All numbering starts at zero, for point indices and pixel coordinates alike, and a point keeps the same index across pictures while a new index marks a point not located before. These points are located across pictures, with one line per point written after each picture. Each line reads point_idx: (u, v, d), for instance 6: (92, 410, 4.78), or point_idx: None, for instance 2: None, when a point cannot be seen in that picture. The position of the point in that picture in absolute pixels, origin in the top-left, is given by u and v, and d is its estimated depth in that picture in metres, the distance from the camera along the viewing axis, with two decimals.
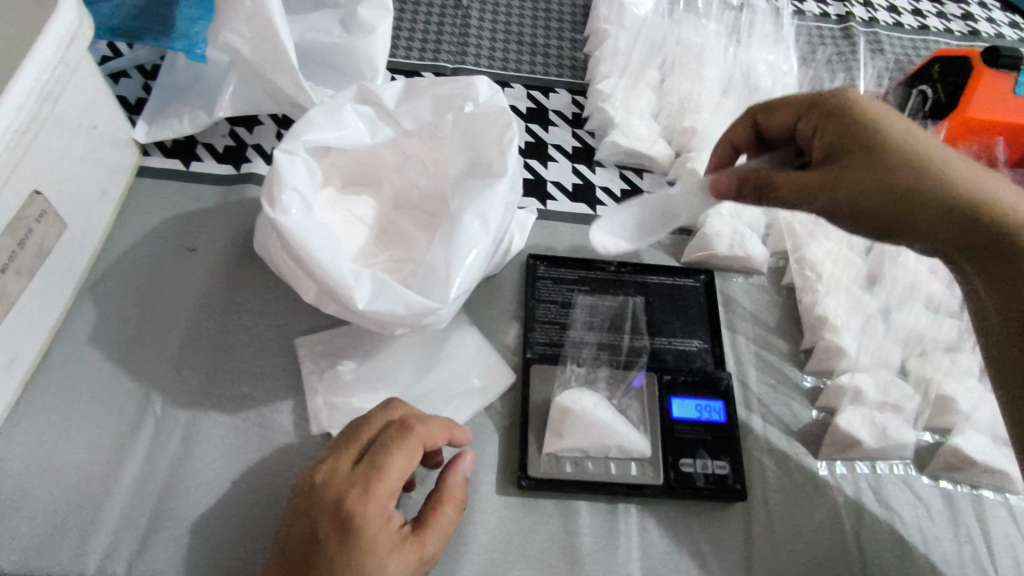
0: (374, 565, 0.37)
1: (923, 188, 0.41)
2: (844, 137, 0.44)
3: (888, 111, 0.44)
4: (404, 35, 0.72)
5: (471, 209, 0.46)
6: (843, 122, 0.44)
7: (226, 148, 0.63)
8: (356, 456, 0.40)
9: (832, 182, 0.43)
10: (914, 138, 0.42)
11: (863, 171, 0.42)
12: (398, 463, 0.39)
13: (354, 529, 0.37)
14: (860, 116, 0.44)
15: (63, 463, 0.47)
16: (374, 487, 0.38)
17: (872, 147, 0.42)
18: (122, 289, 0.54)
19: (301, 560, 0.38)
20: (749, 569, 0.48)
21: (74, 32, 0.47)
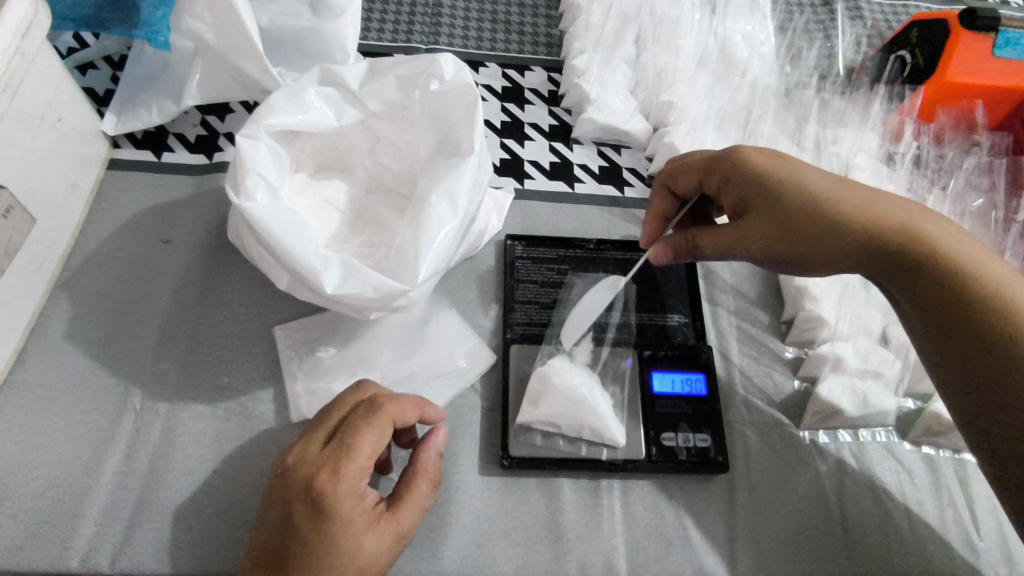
0: (348, 543, 0.38)
1: (831, 236, 0.42)
2: (746, 196, 0.46)
3: (787, 160, 0.46)
4: (376, 16, 0.71)
5: (438, 189, 0.46)
6: (746, 180, 0.46)
7: (198, 138, 0.62)
8: (324, 439, 0.40)
9: (747, 241, 0.45)
10: (815, 185, 0.43)
11: (769, 225, 0.44)
12: (367, 442, 0.39)
13: (325, 508, 0.37)
14: (758, 173, 0.45)
15: (43, 459, 0.47)
16: (345, 466, 0.38)
17: (776, 200, 0.44)
18: (97, 284, 0.54)
19: (276, 540, 0.38)
20: (732, 539, 0.48)
21: (30, 21, 0.46)
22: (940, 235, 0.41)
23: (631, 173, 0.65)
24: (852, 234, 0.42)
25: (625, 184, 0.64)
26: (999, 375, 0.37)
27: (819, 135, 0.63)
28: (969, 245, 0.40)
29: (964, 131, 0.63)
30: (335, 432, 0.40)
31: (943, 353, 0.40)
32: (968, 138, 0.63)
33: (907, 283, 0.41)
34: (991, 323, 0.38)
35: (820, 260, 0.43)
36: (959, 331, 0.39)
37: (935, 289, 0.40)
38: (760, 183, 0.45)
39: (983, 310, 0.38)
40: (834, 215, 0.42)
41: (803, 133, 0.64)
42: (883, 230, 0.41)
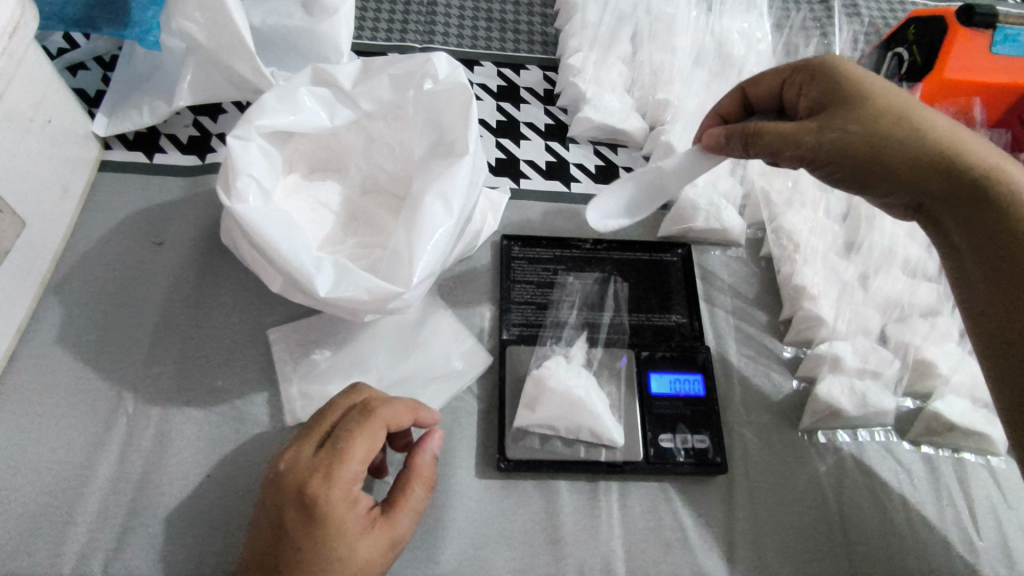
0: (341, 548, 0.37)
1: (904, 148, 0.42)
2: (827, 95, 0.45)
3: (871, 76, 0.46)
4: (369, 15, 0.70)
5: (433, 190, 0.45)
6: (830, 83, 0.45)
7: (190, 139, 0.61)
8: (317, 442, 0.40)
9: (815, 133, 0.44)
10: (899, 99, 0.44)
11: (845, 121, 0.43)
12: (360, 446, 0.39)
13: (316, 514, 0.37)
14: (844, 78, 0.45)
15: (33, 466, 0.46)
16: (337, 471, 0.38)
17: (858, 104, 0.44)
18: (90, 286, 0.53)
19: (268, 547, 0.38)
20: (731, 540, 0.48)
21: (17, 21, 0.45)
22: (1011, 172, 0.41)
23: (627, 173, 0.64)
24: (924, 151, 0.42)
25: None
26: None
27: None
28: None
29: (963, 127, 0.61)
30: (328, 435, 0.40)
31: (987, 282, 0.40)
32: None
33: (961, 212, 0.42)
34: None
35: (885, 172, 0.43)
36: (1008, 265, 0.39)
37: (994, 215, 0.40)
38: (844, 86, 0.45)
39: None
40: (910, 129, 0.43)
41: None
42: (958, 154, 0.42)
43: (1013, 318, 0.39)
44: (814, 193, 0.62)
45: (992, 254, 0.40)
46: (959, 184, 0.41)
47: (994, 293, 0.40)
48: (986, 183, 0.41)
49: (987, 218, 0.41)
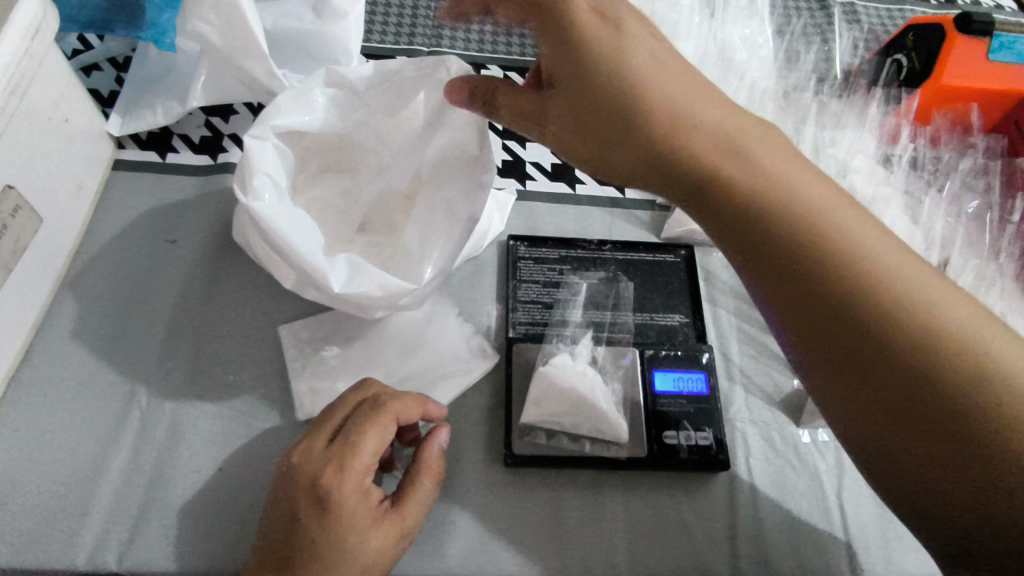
0: (352, 538, 0.38)
1: (632, 161, 0.40)
2: (555, 56, 0.40)
3: (593, 36, 0.39)
4: (378, 18, 0.71)
5: (443, 195, 0.48)
6: (560, 34, 0.39)
7: (202, 139, 0.62)
8: (329, 436, 0.41)
9: (547, 114, 0.41)
10: (635, 66, 0.38)
11: (571, 94, 0.40)
12: (371, 439, 0.40)
13: (329, 505, 0.38)
14: (573, 23, 0.39)
15: (50, 458, 0.47)
16: (350, 463, 0.39)
17: (613, 81, 0.38)
18: (103, 282, 0.54)
19: (281, 538, 0.38)
20: (733, 535, 0.49)
21: (39, 23, 0.46)
22: (751, 159, 0.37)
23: None
24: (654, 139, 0.38)
25: (626, 185, 0.64)
26: (821, 310, 0.36)
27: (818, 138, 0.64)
28: (793, 169, 0.38)
29: (960, 133, 0.64)
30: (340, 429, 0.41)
31: (773, 279, 0.37)
32: (964, 140, 0.64)
33: (706, 206, 0.39)
34: (789, 255, 0.36)
35: (618, 168, 0.41)
36: (776, 262, 0.37)
37: (729, 201, 0.38)
38: (616, 56, 0.38)
39: (784, 237, 0.36)
40: (642, 109, 0.38)
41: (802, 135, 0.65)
42: (677, 143, 0.38)
43: (815, 326, 0.36)
44: None
45: (751, 254, 0.38)
46: (804, 231, 0.36)
47: (787, 295, 0.37)
48: (714, 182, 0.38)
49: (731, 216, 0.38)
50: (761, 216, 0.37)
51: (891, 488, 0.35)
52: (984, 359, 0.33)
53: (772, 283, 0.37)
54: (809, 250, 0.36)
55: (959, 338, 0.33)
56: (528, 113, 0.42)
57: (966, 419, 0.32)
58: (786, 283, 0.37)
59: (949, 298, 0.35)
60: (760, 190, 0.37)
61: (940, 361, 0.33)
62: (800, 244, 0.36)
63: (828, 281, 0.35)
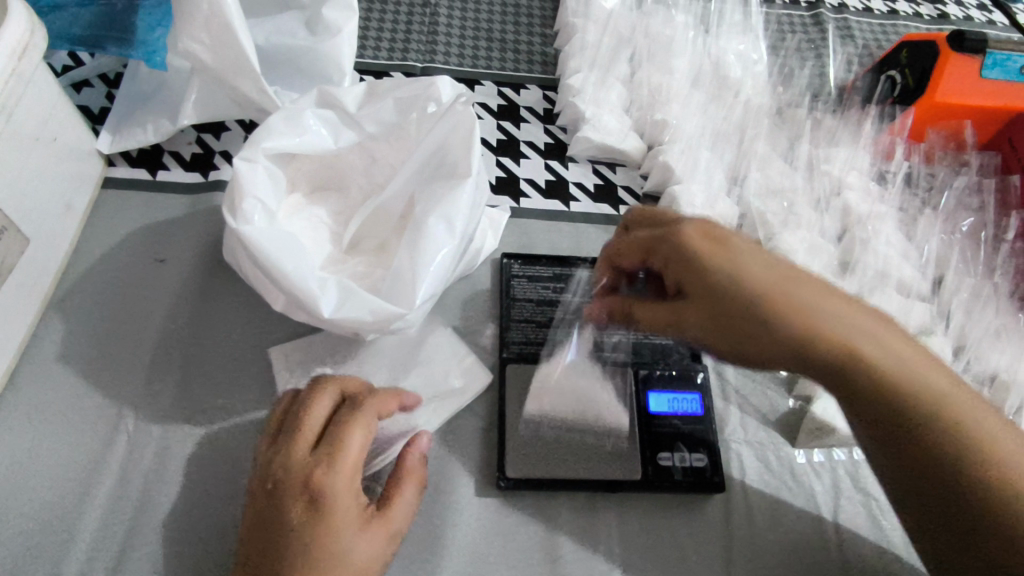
0: (344, 536, 0.38)
1: (767, 359, 0.39)
2: (683, 271, 0.41)
3: (749, 265, 0.39)
4: (371, 34, 0.71)
5: (435, 213, 0.45)
6: (684, 260, 0.41)
7: (193, 156, 0.62)
8: (313, 437, 0.40)
9: (683, 326, 0.43)
10: (754, 277, 0.39)
11: (695, 294, 0.41)
12: (358, 435, 0.40)
13: (321, 503, 0.38)
14: (702, 258, 0.40)
15: (35, 483, 0.46)
16: (338, 460, 0.39)
17: (726, 279, 0.39)
18: (92, 303, 0.54)
19: (267, 544, 0.37)
20: (728, 559, 0.49)
21: (26, 43, 0.46)
22: (880, 365, 0.36)
23: (626, 193, 0.65)
24: (789, 342, 0.37)
25: (620, 203, 0.64)
26: (921, 460, 0.36)
27: (811, 155, 0.64)
28: (896, 348, 0.37)
29: (953, 150, 0.64)
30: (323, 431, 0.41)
31: (869, 429, 0.38)
32: (957, 158, 0.64)
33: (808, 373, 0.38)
34: (899, 414, 0.36)
35: (737, 351, 0.40)
36: (877, 418, 0.37)
37: (827, 380, 0.38)
38: (728, 251, 0.40)
39: (905, 410, 0.36)
40: (786, 338, 0.38)
41: (796, 153, 0.65)
42: (819, 355, 0.37)
43: (904, 463, 0.37)
44: (809, 215, 0.61)
45: (871, 415, 0.37)
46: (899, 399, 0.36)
47: (880, 435, 0.37)
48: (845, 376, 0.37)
49: (844, 382, 0.37)
50: (869, 390, 0.36)
51: None
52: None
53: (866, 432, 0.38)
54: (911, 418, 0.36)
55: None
56: (663, 325, 0.45)
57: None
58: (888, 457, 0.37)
59: (991, 425, 0.36)
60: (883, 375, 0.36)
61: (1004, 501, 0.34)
62: (920, 424, 0.36)
63: (903, 415, 0.36)
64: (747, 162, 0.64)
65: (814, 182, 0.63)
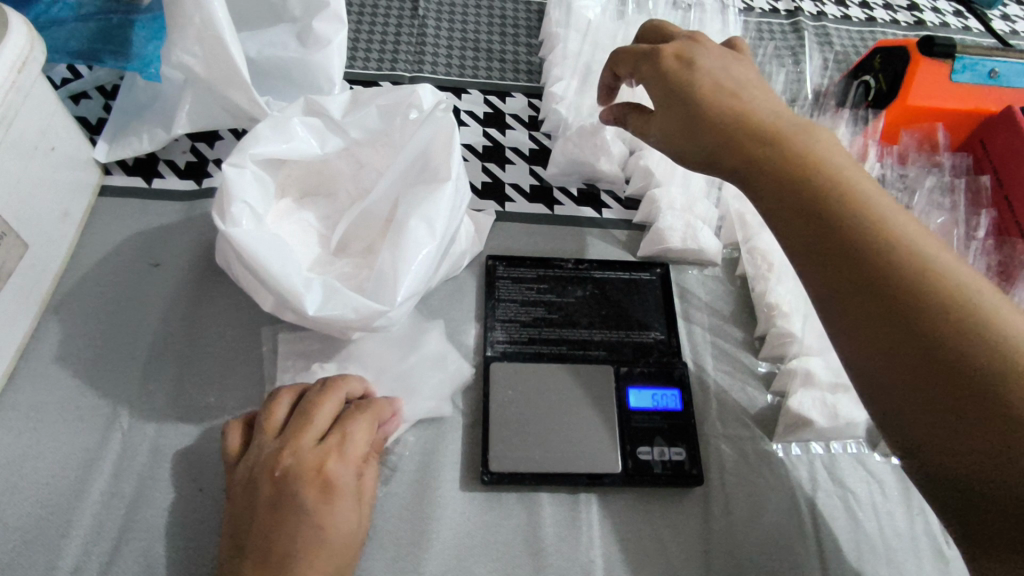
0: (351, 519, 0.43)
1: (748, 167, 0.44)
2: (661, 78, 0.49)
3: (736, 97, 0.47)
4: (361, 46, 0.73)
5: (417, 214, 0.47)
6: (671, 85, 0.48)
7: (188, 164, 0.64)
8: (321, 432, 0.45)
9: (648, 130, 0.51)
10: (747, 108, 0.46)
11: (672, 74, 0.49)
12: (364, 429, 0.46)
13: (334, 489, 0.42)
14: (692, 82, 0.48)
15: (31, 480, 0.48)
16: (349, 449, 0.44)
17: (701, 98, 0.47)
18: (88, 306, 0.55)
19: (272, 530, 0.41)
20: (707, 550, 0.50)
21: (25, 56, 0.48)
22: (847, 182, 0.42)
23: (609, 197, 0.67)
24: (770, 160, 0.44)
25: (603, 206, 0.66)
26: (870, 273, 0.38)
27: None
28: (870, 185, 0.42)
29: (927, 152, 0.66)
30: (330, 426, 0.46)
31: (824, 251, 0.40)
32: (930, 158, 0.65)
33: (775, 186, 0.43)
34: (854, 225, 0.40)
35: (713, 160, 0.46)
36: (833, 231, 0.40)
37: (794, 197, 0.42)
38: (706, 75, 0.48)
39: (854, 216, 0.40)
40: (762, 145, 0.44)
41: None
42: (794, 166, 0.43)
43: (854, 280, 0.39)
44: None
45: (826, 230, 0.40)
46: (824, 201, 0.41)
47: (831, 252, 0.40)
48: (807, 191, 0.42)
49: (808, 197, 0.42)
50: (835, 202, 0.41)
51: (919, 452, 0.36)
52: (982, 304, 0.36)
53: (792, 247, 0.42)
54: (833, 217, 0.40)
55: (959, 287, 0.37)
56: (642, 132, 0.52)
57: (946, 348, 0.35)
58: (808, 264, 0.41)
59: (982, 288, 0.37)
60: (818, 178, 0.42)
61: (911, 296, 0.37)
62: (846, 226, 0.40)
63: (870, 241, 0.39)
64: None
65: None
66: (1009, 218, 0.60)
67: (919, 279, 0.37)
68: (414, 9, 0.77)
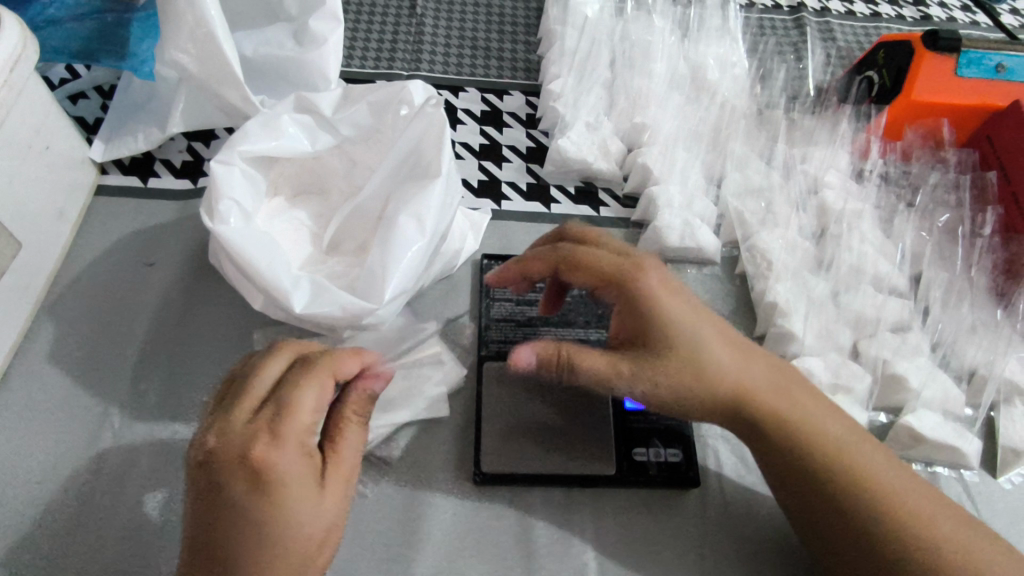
0: (303, 507, 0.37)
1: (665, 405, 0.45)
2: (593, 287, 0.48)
3: (641, 283, 0.46)
4: (359, 45, 0.73)
5: (406, 211, 0.47)
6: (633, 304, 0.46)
7: (184, 163, 0.64)
8: (257, 401, 0.38)
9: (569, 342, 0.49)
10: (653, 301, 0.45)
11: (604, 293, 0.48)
12: (308, 397, 0.39)
13: (267, 483, 0.36)
14: (605, 270, 0.47)
15: (22, 480, 0.47)
16: (280, 429, 0.37)
17: (666, 355, 0.44)
18: (82, 305, 0.55)
19: (211, 523, 0.36)
20: (703, 555, 0.49)
21: (18, 55, 0.48)
22: (738, 373, 0.45)
23: (606, 194, 0.66)
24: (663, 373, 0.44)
25: (600, 204, 0.65)
26: (789, 460, 0.44)
27: (788, 155, 0.65)
28: (738, 358, 0.46)
29: (931, 148, 0.64)
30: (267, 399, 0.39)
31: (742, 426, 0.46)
32: (935, 155, 0.64)
33: (685, 392, 0.45)
34: (760, 423, 0.45)
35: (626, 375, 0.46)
36: (746, 417, 0.45)
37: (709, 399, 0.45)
38: (678, 344, 0.44)
39: (754, 411, 0.45)
40: (676, 381, 0.44)
41: (773, 154, 0.66)
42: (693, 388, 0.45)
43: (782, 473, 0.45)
44: (787, 214, 0.61)
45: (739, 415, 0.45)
46: (796, 444, 0.44)
47: (760, 437, 0.45)
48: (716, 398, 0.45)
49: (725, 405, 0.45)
50: (742, 405, 0.45)
51: None
52: (873, 479, 0.43)
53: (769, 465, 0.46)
54: (795, 450, 0.44)
55: (907, 501, 0.42)
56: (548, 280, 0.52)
57: (913, 557, 0.40)
58: (790, 493, 0.45)
59: (864, 451, 0.44)
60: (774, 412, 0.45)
61: (852, 489, 0.42)
62: (814, 464, 0.43)
63: (778, 436, 0.44)
64: (725, 164, 0.65)
65: (791, 182, 0.63)
66: (1015, 215, 0.59)
67: (876, 501, 0.42)
68: (412, 8, 0.77)
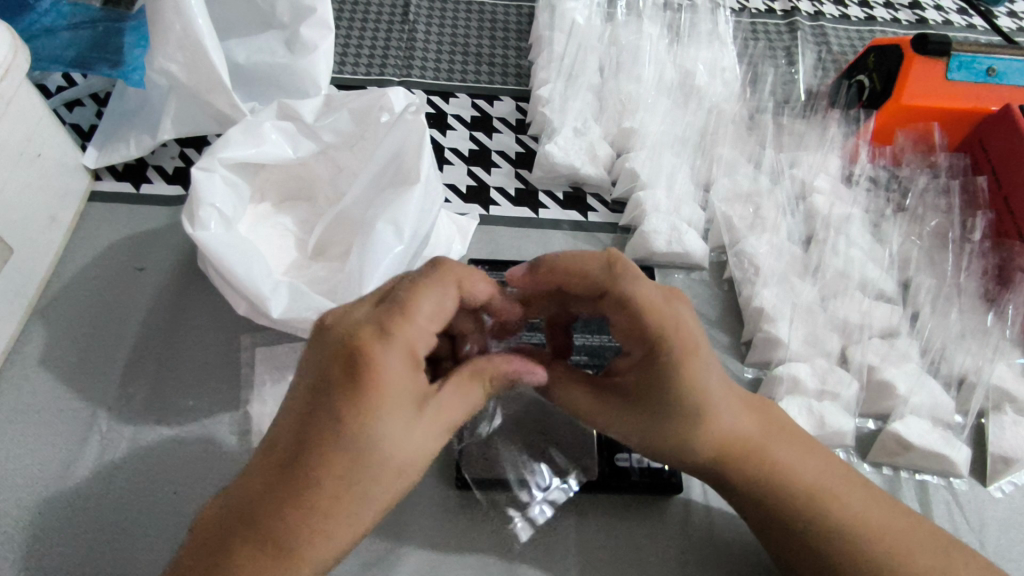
0: (393, 425, 0.34)
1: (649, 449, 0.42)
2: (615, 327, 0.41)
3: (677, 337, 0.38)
4: (351, 52, 0.74)
5: (385, 217, 0.47)
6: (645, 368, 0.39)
7: (175, 169, 0.65)
8: (379, 300, 0.37)
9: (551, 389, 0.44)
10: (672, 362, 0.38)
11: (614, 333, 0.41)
12: (427, 304, 0.37)
13: (363, 375, 0.33)
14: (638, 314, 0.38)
15: (9, 484, 0.48)
16: (397, 329, 0.35)
17: (675, 416, 0.39)
18: (72, 310, 0.56)
19: (301, 411, 0.34)
20: (685, 561, 0.48)
21: (9, 63, 0.49)
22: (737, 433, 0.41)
23: (596, 199, 0.66)
24: (661, 429, 0.40)
25: (589, 210, 0.65)
26: (772, 509, 0.42)
27: (777, 160, 0.65)
28: (738, 416, 0.41)
29: (923, 152, 0.64)
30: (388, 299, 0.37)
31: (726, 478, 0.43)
32: (926, 159, 0.64)
33: (674, 448, 0.41)
34: (746, 474, 0.42)
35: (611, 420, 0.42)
36: (731, 471, 0.42)
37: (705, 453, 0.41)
38: (690, 409, 0.39)
39: (741, 466, 0.42)
40: (672, 439, 0.40)
41: (763, 159, 0.65)
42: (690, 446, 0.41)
43: (762, 519, 0.43)
44: (776, 218, 0.61)
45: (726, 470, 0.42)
46: (776, 489, 0.42)
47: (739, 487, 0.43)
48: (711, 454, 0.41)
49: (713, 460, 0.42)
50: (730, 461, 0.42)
51: None
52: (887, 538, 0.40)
53: (733, 498, 0.44)
54: (779, 501, 0.42)
55: (916, 549, 0.40)
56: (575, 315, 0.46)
57: None
58: (768, 531, 0.43)
59: (880, 513, 0.42)
60: (761, 468, 0.42)
61: (838, 545, 0.40)
62: (796, 514, 0.41)
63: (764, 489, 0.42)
64: (714, 169, 0.65)
65: (780, 187, 0.63)
66: (1006, 221, 0.59)
67: (869, 556, 0.40)
68: (404, 14, 0.77)
